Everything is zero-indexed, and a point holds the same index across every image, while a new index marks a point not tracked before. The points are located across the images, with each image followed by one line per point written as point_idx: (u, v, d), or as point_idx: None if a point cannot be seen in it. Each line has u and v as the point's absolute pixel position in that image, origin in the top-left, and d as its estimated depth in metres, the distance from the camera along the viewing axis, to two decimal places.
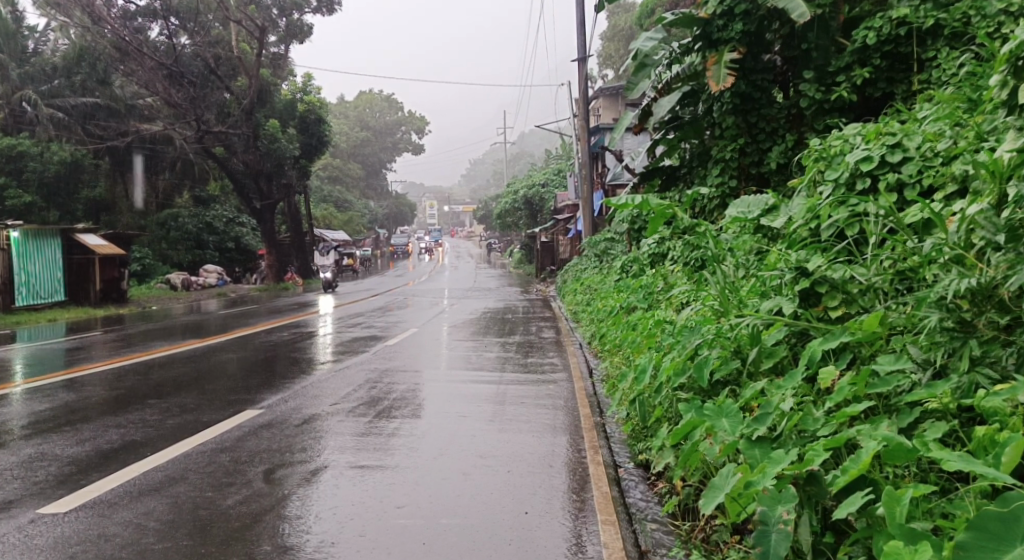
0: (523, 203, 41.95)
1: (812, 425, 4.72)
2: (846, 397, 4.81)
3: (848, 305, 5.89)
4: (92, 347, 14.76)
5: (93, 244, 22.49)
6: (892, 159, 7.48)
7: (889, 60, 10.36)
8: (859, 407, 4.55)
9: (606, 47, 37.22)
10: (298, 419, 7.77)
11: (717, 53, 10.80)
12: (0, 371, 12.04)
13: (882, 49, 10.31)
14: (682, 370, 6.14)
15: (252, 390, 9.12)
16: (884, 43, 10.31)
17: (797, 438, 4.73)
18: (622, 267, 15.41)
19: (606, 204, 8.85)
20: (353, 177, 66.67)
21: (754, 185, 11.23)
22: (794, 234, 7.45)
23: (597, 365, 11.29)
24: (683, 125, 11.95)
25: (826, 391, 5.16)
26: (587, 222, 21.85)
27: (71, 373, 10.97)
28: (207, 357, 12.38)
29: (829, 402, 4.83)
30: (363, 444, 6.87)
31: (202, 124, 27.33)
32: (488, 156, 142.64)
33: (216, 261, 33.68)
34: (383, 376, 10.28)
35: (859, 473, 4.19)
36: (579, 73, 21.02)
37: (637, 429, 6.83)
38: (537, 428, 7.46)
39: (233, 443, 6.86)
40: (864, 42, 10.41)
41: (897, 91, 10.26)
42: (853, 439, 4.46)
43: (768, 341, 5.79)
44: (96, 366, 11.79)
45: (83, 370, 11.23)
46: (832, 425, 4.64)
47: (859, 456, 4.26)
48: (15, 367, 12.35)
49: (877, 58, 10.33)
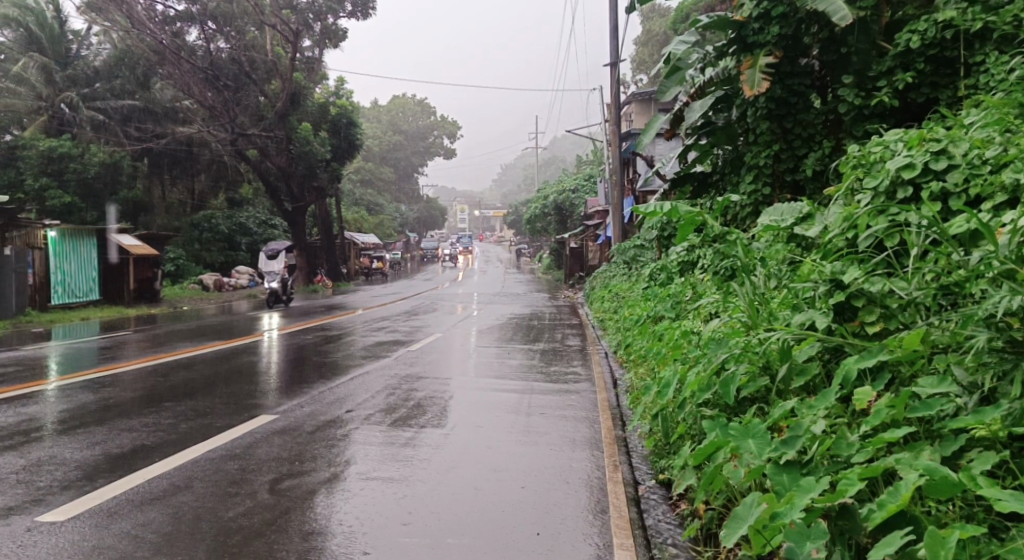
0: (553, 208, 41.64)
1: (846, 450, 4.40)
2: (883, 420, 4.48)
3: (887, 321, 5.60)
4: (122, 346, 14.66)
5: (127, 244, 22.49)
6: (937, 167, 7.15)
7: (934, 64, 9.99)
8: (898, 433, 4.24)
9: (640, 52, 36.82)
10: (312, 424, 7.52)
11: (753, 57, 10.52)
12: (29, 368, 11.91)
13: (927, 53, 9.95)
14: (708, 385, 5.84)
15: (271, 395, 8.84)
16: (928, 48, 9.94)
17: (829, 465, 4.41)
18: (650, 274, 15.07)
19: (633, 210, 8.55)
20: (385, 181, 66.71)
21: (788, 192, 10.87)
22: (829, 245, 7.13)
23: (621, 375, 10.99)
24: (716, 131, 11.65)
25: (861, 412, 4.85)
26: (617, 229, 21.62)
27: (99, 372, 10.83)
28: (231, 359, 12.19)
29: (864, 426, 4.51)
30: (377, 454, 6.63)
31: (236, 126, 27.27)
32: (519, 161, 142.51)
33: (247, 262, 33.66)
34: (403, 382, 10.04)
35: (898, 509, 3.91)
36: (612, 78, 20.73)
37: (659, 446, 6.54)
38: (556, 441, 7.18)
39: (243, 445, 6.62)
40: (907, 46, 10.05)
41: (942, 96, 9.88)
42: (891, 469, 4.16)
43: (799, 357, 5.49)
44: (125, 365, 11.66)
45: (113, 368, 11.11)
46: (867, 452, 4.33)
47: (898, 490, 3.98)
48: (45, 365, 12.24)
49: (921, 63, 9.98)
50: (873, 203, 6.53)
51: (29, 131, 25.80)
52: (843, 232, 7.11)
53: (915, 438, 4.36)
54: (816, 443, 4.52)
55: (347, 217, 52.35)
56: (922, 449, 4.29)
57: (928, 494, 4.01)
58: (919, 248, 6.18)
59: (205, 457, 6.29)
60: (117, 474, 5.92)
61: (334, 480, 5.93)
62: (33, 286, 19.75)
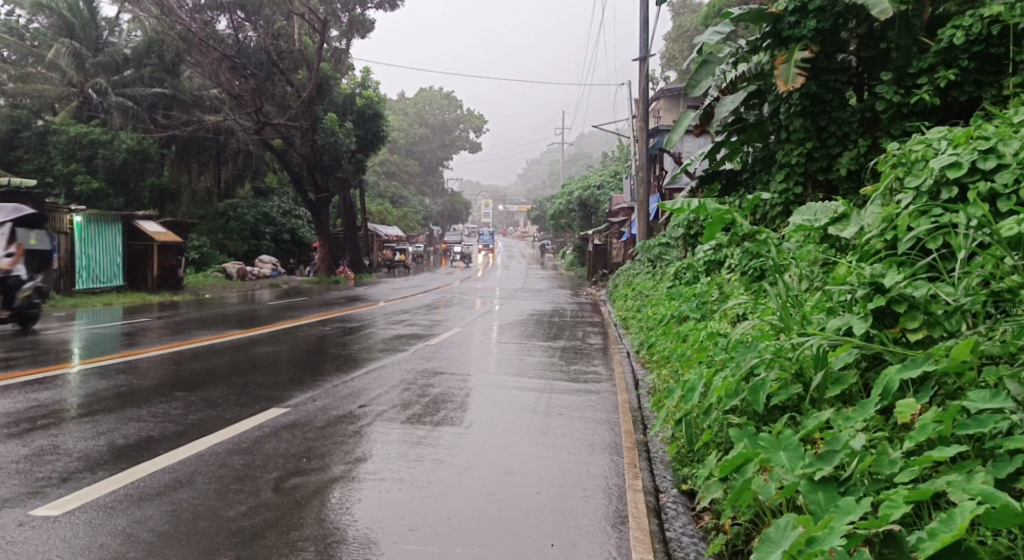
0: (578, 204, 41.33)
1: (888, 467, 4.08)
2: (930, 436, 4.15)
3: (931, 328, 5.31)
4: (145, 332, 14.49)
5: (153, 230, 22.40)
6: (984, 166, 6.80)
7: (977, 61, 9.51)
8: (948, 452, 3.92)
9: (670, 48, 36.36)
10: (324, 418, 7.24)
11: (787, 52, 10.16)
12: (50, 352, 11.73)
13: (971, 50, 9.47)
14: (735, 391, 5.54)
15: (286, 386, 8.57)
16: (973, 44, 9.47)
17: (870, 484, 4.10)
18: (676, 273, 14.73)
19: (660, 206, 8.22)
20: (410, 174, 66.55)
21: (821, 192, 10.49)
22: (867, 246, 6.81)
23: (643, 377, 10.67)
24: (747, 128, 11.27)
25: (905, 426, 4.51)
26: (642, 226, 21.09)
27: (121, 357, 10.65)
28: (250, 348, 11.96)
29: (909, 442, 4.18)
30: (390, 451, 6.39)
31: (263, 115, 27.08)
32: (544, 156, 142.16)
33: (271, 252, 33.56)
34: (421, 378, 9.76)
35: (952, 540, 3.59)
36: (641, 73, 20.31)
37: (683, 453, 6.23)
38: (575, 444, 6.89)
39: (250, 439, 6.36)
40: (951, 42, 9.61)
41: (985, 95, 9.41)
42: (942, 492, 3.84)
43: (835, 365, 5.18)
44: (147, 351, 11.48)
45: (135, 354, 10.94)
46: (912, 470, 4.01)
47: (953, 518, 3.66)
48: (68, 349, 12.10)
49: (965, 60, 9.50)
50: (918, 205, 6.21)
51: (58, 117, 25.77)
52: (882, 233, 6.78)
53: (965, 457, 4.04)
54: (856, 458, 4.22)
55: (371, 209, 52.25)
56: (972, 470, 3.97)
57: (983, 522, 3.67)
58: (965, 252, 5.86)
59: (212, 450, 6.04)
60: (119, 466, 5.68)
61: (344, 478, 5.69)
62: (58, 271, 19.66)
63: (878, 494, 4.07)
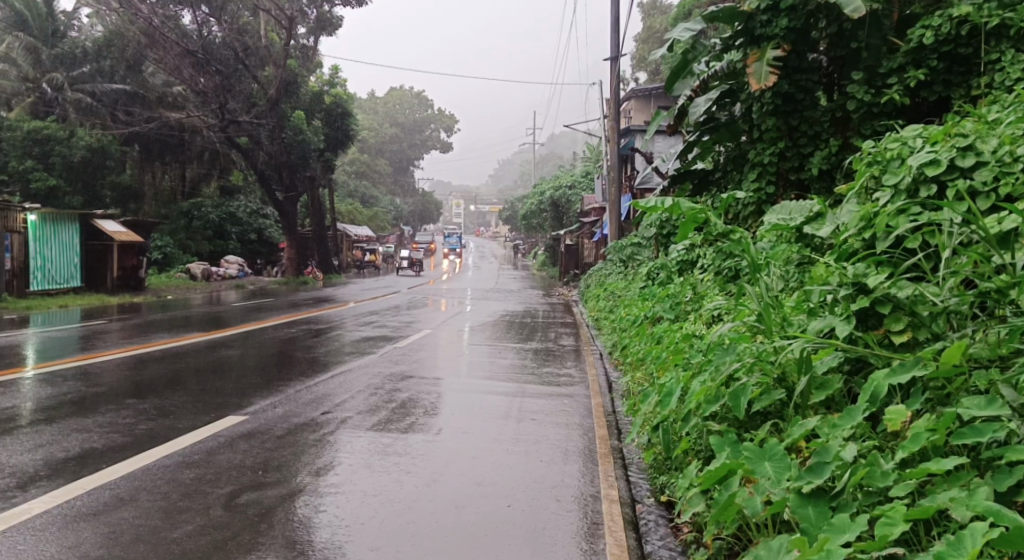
0: (549, 204, 41.21)
1: (881, 480, 3.89)
2: (923, 446, 3.96)
3: (916, 330, 5.14)
4: (105, 334, 14.04)
5: (113, 230, 21.88)
6: (963, 164, 6.63)
7: (947, 62, 9.42)
8: (945, 465, 3.74)
9: (640, 48, 36.33)
10: (284, 426, 6.91)
11: (759, 50, 9.98)
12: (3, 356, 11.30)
13: (940, 50, 9.40)
14: (716, 397, 5.31)
15: (244, 393, 8.20)
16: (942, 44, 9.40)
17: (864, 499, 3.89)
18: (648, 274, 14.54)
19: (632, 205, 7.99)
20: (380, 174, 66.00)
21: (793, 192, 10.36)
22: (844, 246, 6.63)
23: (617, 380, 10.42)
24: (718, 127, 11.07)
25: (894, 435, 4.32)
26: (614, 226, 20.94)
27: (79, 360, 10.28)
28: (211, 352, 11.57)
29: (902, 453, 3.98)
30: (355, 461, 6.11)
31: (228, 113, 26.57)
32: (516, 157, 142.09)
33: (238, 252, 33.02)
34: (387, 381, 9.47)
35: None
36: (611, 73, 20.17)
37: (659, 460, 6.00)
38: (548, 451, 6.64)
39: (202, 450, 6.04)
40: (920, 42, 9.52)
41: (955, 95, 9.31)
42: (942, 509, 3.66)
43: (818, 369, 4.97)
44: (107, 355, 11.08)
45: (91, 358, 10.56)
46: (907, 484, 3.82)
47: (963, 542, 3.46)
48: (23, 353, 11.67)
49: (934, 59, 9.42)
50: (902, 204, 6.03)
51: (15, 113, 25.16)
52: (861, 232, 6.61)
53: (960, 468, 3.86)
54: (847, 470, 4.02)
55: (341, 208, 51.76)
56: (969, 482, 3.78)
57: (990, 542, 3.47)
58: (949, 252, 5.69)
59: (159, 464, 5.70)
60: (55, 483, 5.35)
61: (307, 491, 5.41)
62: (11, 272, 19.10)
63: (871, 509, 3.88)
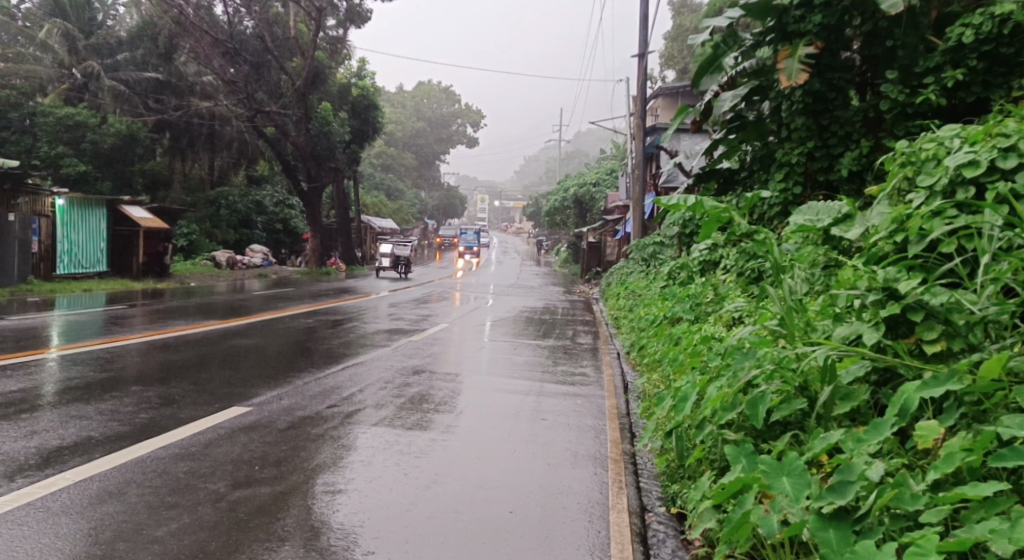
0: (573, 201, 40.91)
1: (911, 503, 3.60)
2: (958, 467, 3.66)
3: (951, 340, 4.84)
4: (127, 319, 13.93)
5: (138, 216, 21.74)
6: (1005, 164, 6.27)
7: (987, 62, 9.01)
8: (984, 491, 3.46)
9: (669, 47, 35.92)
10: (286, 419, 6.65)
11: (791, 46, 9.64)
12: (24, 337, 11.17)
13: (980, 49, 8.98)
14: (732, 404, 5.03)
15: (252, 383, 7.95)
16: (982, 44, 8.98)
17: (891, 522, 3.61)
18: (670, 273, 14.24)
19: (652, 201, 7.71)
20: (405, 166, 65.77)
21: (821, 193, 10.01)
22: (873, 249, 6.31)
23: (633, 381, 10.12)
24: (745, 126, 10.79)
25: (925, 453, 4.02)
26: (637, 225, 20.61)
27: (102, 343, 10.13)
28: (226, 340, 11.37)
29: (935, 473, 3.68)
30: (355, 458, 5.87)
31: (255, 103, 26.44)
32: (542, 153, 141.73)
33: (261, 241, 32.92)
34: (398, 376, 9.22)
35: None
36: (640, 70, 19.84)
37: (672, 468, 5.72)
38: (557, 454, 6.37)
39: (199, 443, 5.81)
40: (959, 41, 9.12)
41: (994, 96, 8.90)
42: (981, 542, 3.37)
43: (844, 379, 4.67)
44: (130, 339, 10.95)
45: (114, 342, 10.39)
46: (940, 509, 3.53)
47: None
48: (43, 334, 11.53)
49: (974, 59, 9.01)
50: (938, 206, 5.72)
51: (48, 99, 25.15)
52: (892, 234, 6.30)
53: (999, 494, 3.56)
54: (874, 491, 3.72)
55: (365, 200, 51.62)
56: (1009, 509, 3.48)
57: None
58: (988, 258, 5.37)
59: (152, 456, 5.48)
60: (43, 473, 5.13)
61: (304, 488, 5.19)
62: (38, 255, 19.06)
63: (898, 535, 3.60)
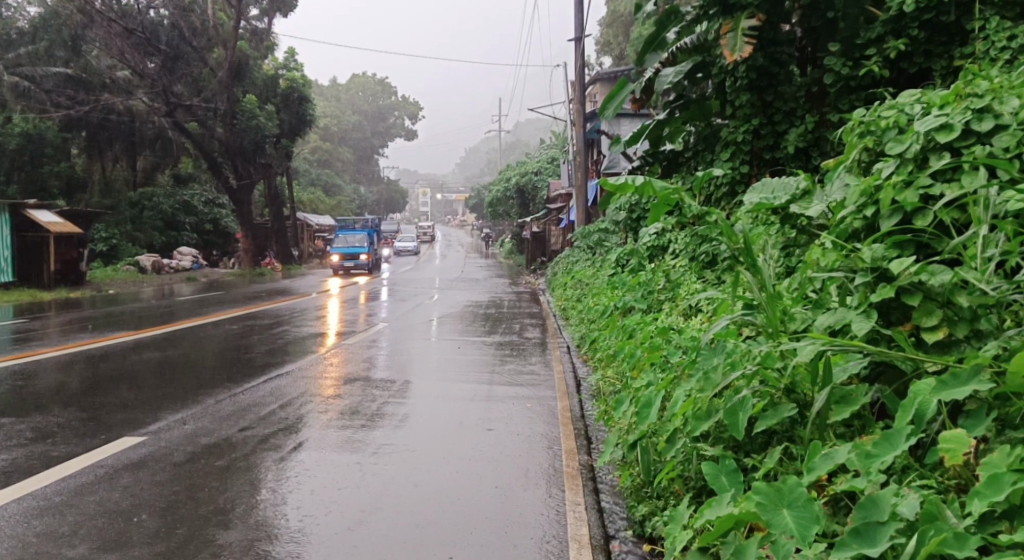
0: (515, 192, 40.20)
1: (958, 549, 3.00)
2: (1003, 501, 3.09)
3: (953, 326, 4.16)
4: (37, 332, 12.85)
5: (47, 220, 20.23)
6: (980, 127, 5.60)
7: (928, 31, 8.57)
8: None
9: (605, 33, 35.38)
10: (188, 449, 5.76)
11: (733, 20, 8.97)
12: None
13: (921, 18, 8.53)
14: (708, 413, 4.35)
15: (151, 406, 7.00)
16: (923, 12, 8.52)
17: None
18: (619, 260, 13.53)
19: (596, 185, 6.98)
20: (342, 161, 64.00)
21: (768, 172, 9.44)
22: (841, 227, 5.64)
23: (585, 378, 9.41)
24: (688, 104, 10.11)
25: (954, 476, 3.42)
26: (580, 211, 19.90)
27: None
28: (138, 351, 10.34)
29: (980, 506, 3.11)
30: (277, 492, 5.08)
31: (173, 96, 25.32)
32: (482, 145, 141.00)
33: (192, 243, 31.54)
34: (326, 386, 8.36)
35: None
36: (577, 53, 19.23)
37: (638, 484, 5.02)
38: (506, 473, 5.60)
39: (68, 490, 4.91)
40: (900, 9, 8.67)
41: (935, 67, 8.49)
42: None
43: (837, 378, 3.98)
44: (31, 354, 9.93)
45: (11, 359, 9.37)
46: None
47: None
48: None
49: (914, 29, 8.56)
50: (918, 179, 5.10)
51: None
52: (862, 208, 5.62)
53: None
54: (915, 534, 3.13)
55: (301, 197, 50.29)
56: None
57: None
58: (985, 231, 4.72)
59: (3, 514, 4.56)
60: None
61: (215, 544, 4.38)
62: None
63: None
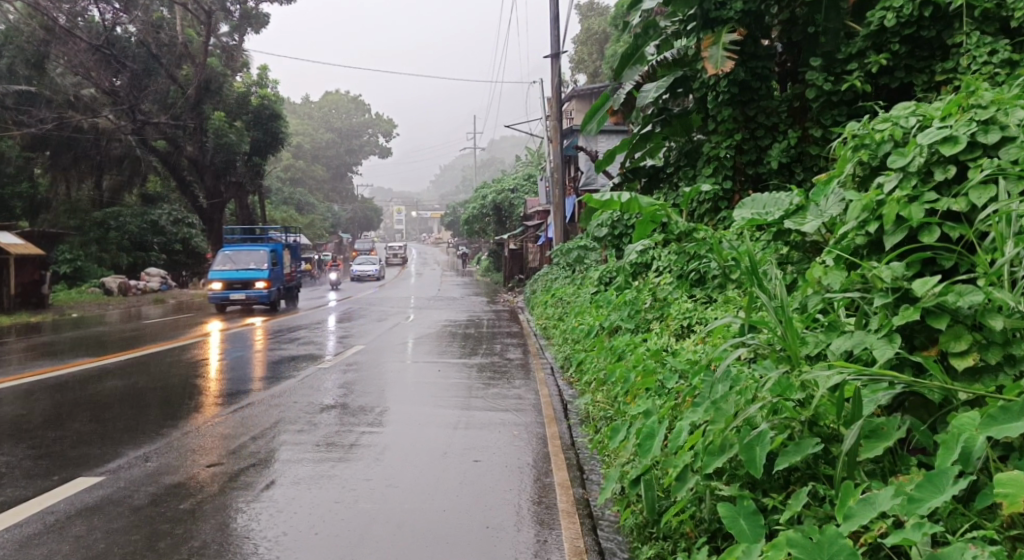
0: (491, 209, 39.86)
1: None
2: None
3: (983, 352, 3.86)
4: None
5: (8, 243, 19.51)
6: (987, 139, 5.19)
7: (909, 46, 8.37)
8: None
9: (578, 51, 35.28)
10: (148, 490, 5.34)
11: (713, 34, 8.66)
12: None
13: (901, 33, 8.33)
14: (721, 448, 4.03)
15: (111, 441, 6.56)
16: (904, 27, 8.33)
17: None
18: (601, 278, 13.21)
19: (582, 201, 6.66)
20: (315, 180, 63.43)
21: (751, 189, 9.19)
22: (843, 243, 5.31)
23: (572, 400, 9.06)
24: (669, 118, 9.71)
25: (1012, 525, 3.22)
26: (558, 230, 19.54)
27: None
28: (103, 378, 9.88)
29: None
30: (256, 535, 4.71)
31: (140, 114, 24.76)
32: (456, 163, 140.72)
33: (162, 264, 30.87)
34: (299, 414, 7.95)
35: None
36: (552, 69, 18.97)
37: (641, 522, 4.69)
38: (501, 510, 5.23)
39: (11, 544, 4.48)
40: (880, 24, 8.46)
41: (917, 82, 8.29)
42: None
43: (866, 412, 3.69)
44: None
45: None
46: None
47: None
48: None
49: (896, 43, 8.36)
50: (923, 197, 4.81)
51: None
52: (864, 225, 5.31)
53: None
54: None
55: (274, 216, 49.61)
56: None
57: None
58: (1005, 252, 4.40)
59: None
60: None
61: None
62: None
63: None
